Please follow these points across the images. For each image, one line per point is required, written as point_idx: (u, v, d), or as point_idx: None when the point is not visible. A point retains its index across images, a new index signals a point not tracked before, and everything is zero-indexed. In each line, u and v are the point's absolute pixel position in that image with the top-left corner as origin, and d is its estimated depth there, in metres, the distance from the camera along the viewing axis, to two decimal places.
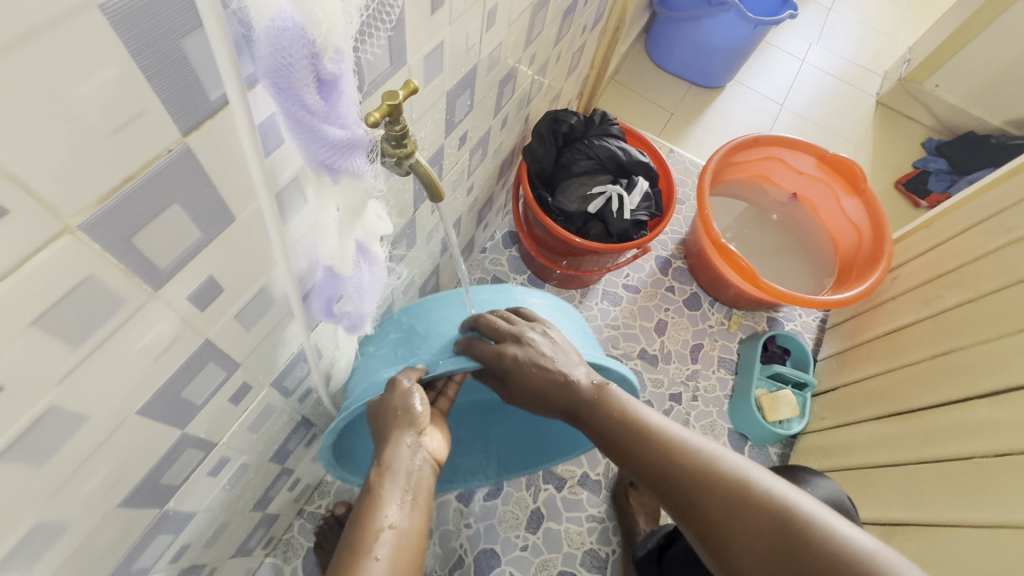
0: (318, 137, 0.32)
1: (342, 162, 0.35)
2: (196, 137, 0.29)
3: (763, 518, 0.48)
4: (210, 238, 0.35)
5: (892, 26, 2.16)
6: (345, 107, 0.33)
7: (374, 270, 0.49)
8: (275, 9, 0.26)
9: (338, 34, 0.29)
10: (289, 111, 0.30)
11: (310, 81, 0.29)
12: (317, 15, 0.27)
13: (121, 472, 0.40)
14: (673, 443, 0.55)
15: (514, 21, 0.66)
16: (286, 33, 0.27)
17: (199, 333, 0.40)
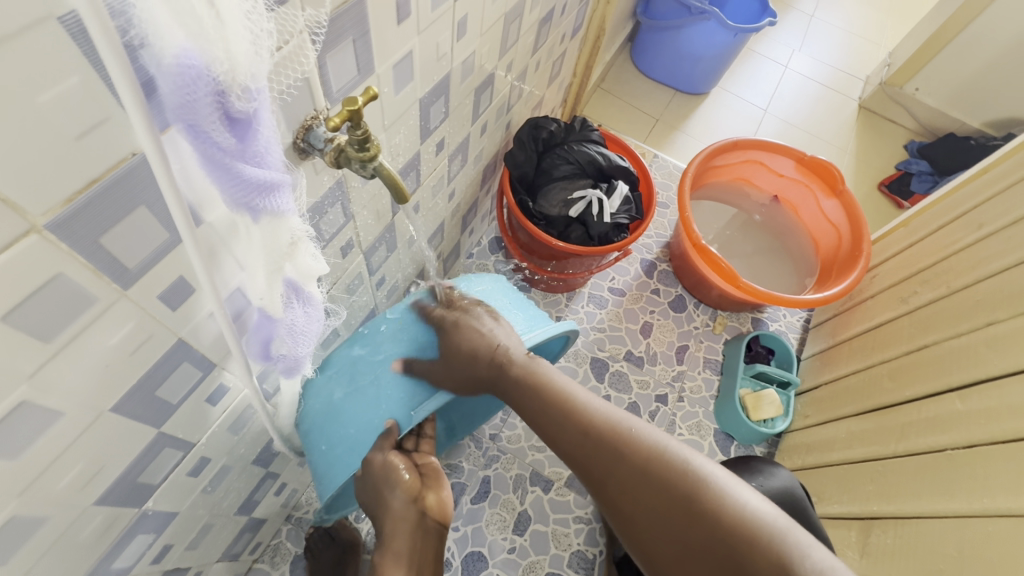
0: (232, 175, 0.32)
1: (259, 201, 0.34)
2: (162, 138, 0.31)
3: (671, 491, 0.51)
4: (179, 239, 0.37)
5: (872, 32, 2.20)
6: (262, 141, 0.33)
7: (311, 311, 0.49)
8: (178, 49, 0.25)
9: (247, 74, 0.28)
10: (200, 149, 0.30)
11: (217, 119, 0.29)
12: (219, 53, 0.26)
13: (97, 467, 0.42)
14: (591, 419, 0.58)
15: (487, 30, 0.69)
16: (188, 74, 0.26)
17: (172, 332, 0.41)
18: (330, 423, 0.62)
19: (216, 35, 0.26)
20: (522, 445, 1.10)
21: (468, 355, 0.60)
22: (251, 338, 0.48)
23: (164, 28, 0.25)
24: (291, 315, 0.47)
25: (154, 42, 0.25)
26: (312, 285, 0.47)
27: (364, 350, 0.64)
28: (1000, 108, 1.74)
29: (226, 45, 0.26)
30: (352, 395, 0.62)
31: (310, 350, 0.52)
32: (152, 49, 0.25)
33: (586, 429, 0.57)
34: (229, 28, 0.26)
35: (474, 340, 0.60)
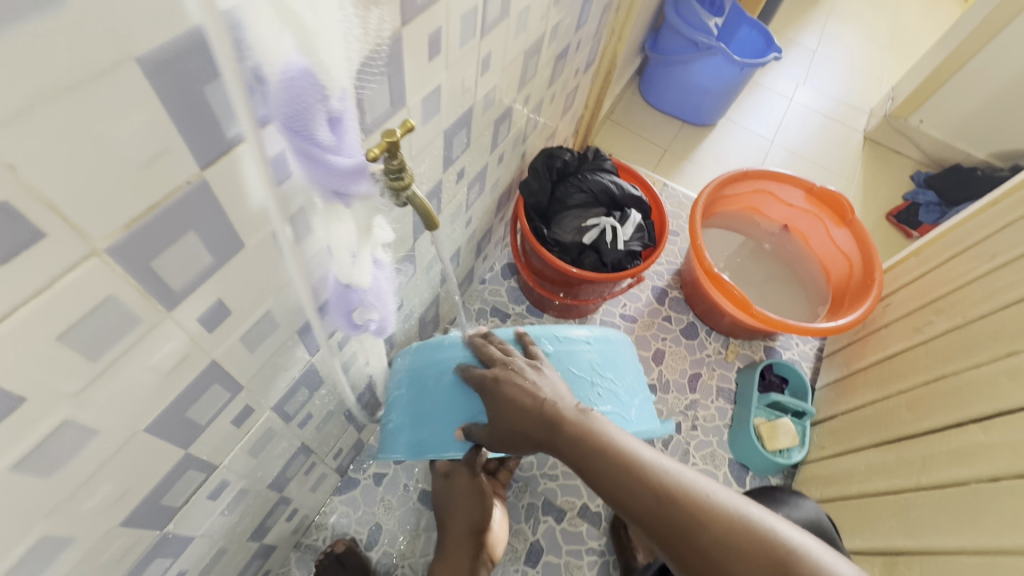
0: (324, 165, 0.35)
1: (350, 186, 0.38)
2: (223, 163, 0.33)
3: (759, 557, 0.52)
4: (220, 262, 0.38)
5: (875, 67, 2.26)
6: (348, 137, 0.36)
7: (384, 274, 0.50)
8: (286, 60, 0.29)
9: (341, 81, 0.32)
10: (300, 146, 0.33)
11: (323, 118, 0.32)
12: (325, 62, 0.30)
13: (126, 487, 0.42)
14: (665, 482, 0.57)
15: (508, 65, 0.72)
16: (296, 81, 0.30)
17: (205, 354, 0.42)
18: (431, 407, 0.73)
19: (321, 48, 0.29)
20: (534, 474, 1.09)
21: (517, 414, 0.63)
22: (335, 311, 0.49)
23: (274, 45, 0.28)
24: (376, 282, 0.49)
25: (265, 56, 0.29)
26: (383, 251, 0.50)
27: (476, 361, 0.72)
28: (1004, 140, 1.77)
29: (326, 56, 0.30)
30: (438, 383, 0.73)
31: (393, 305, 0.53)
32: (262, 62, 0.29)
33: (659, 493, 0.56)
34: (329, 41, 0.30)
35: (522, 396, 0.63)
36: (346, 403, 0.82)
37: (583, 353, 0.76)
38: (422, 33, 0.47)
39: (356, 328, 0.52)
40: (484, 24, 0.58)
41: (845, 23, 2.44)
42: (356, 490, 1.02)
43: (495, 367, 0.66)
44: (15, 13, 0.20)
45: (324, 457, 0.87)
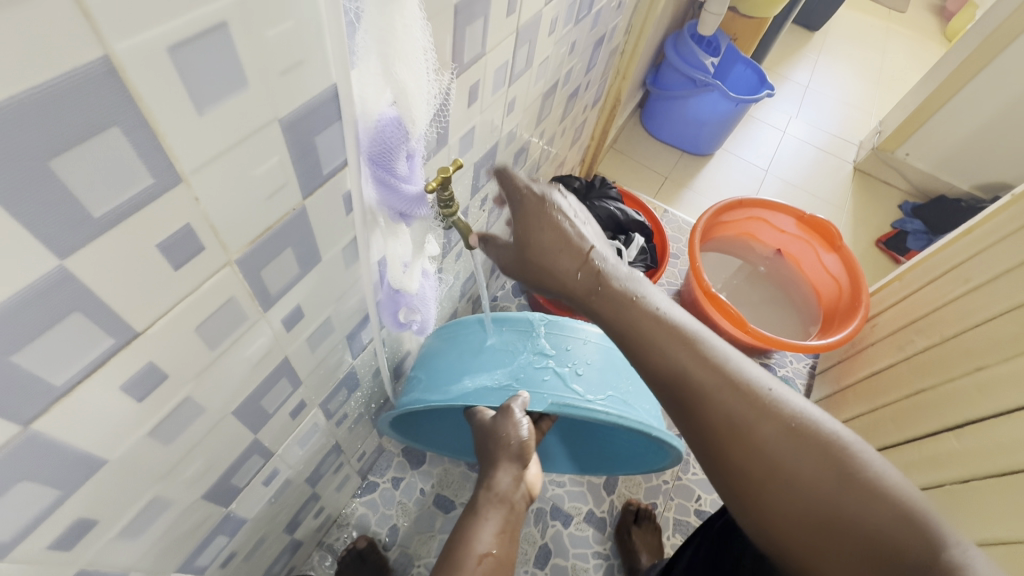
0: (396, 190, 0.46)
1: (413, 210, 0.48)
2: (319, 192, 0.42)
3: (821, 458, 0.46)
4: (304, 272, 0.46)
5: (864, 102, 2.39)
6: (417, 170, 0.47)
7: (428, 282, 0.62)
8: (380, 112, 0.41)
9: (420, 128, 0.43)
10: (382, 174, 0.45)
11: (402, 153, 0.44)
12: (412, 115, 0.41)
13: (211, 463, 0.49)
14: (730, 368, 0.50)
15: (528, 106, 0.81)
16: (386, 126, 0.42)
17: (281, 350, 0.50)
18: (466, 364, 0.77)
19: (411, 106, 0.40)
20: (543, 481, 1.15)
21: (561, 255, 0.55)
22: (385, 311, 0.62)
23: (373, 103, 0.40)
24: (422, 289, 0.61)
25: (365, 110, 0.41)
26: (429, 264, 0.62)
27: (506, 331, 0.78)
28: (985, 173, 1.88)
29: (413, 111, 0.41)
30: (476, 358, 0.77)
31: (432, 308, 0.65)
32: (362, 113, 0.41)
33: (720, 376, 0.49)
34: (418, 103, 0.41)
35: (561, 241, 0.55)
36: (374, 406, 0.89)
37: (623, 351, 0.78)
38: (465, 86, 0.57)
39: (400, 325, 0.65)
40: (512, 74, 0.68)
41: (835, 61, 2.59)
42: (375, 492, 1.08)
43: (534, 190, 0.55)
44: (218, 94, 0.29)
45: (351, 457, 0.94)
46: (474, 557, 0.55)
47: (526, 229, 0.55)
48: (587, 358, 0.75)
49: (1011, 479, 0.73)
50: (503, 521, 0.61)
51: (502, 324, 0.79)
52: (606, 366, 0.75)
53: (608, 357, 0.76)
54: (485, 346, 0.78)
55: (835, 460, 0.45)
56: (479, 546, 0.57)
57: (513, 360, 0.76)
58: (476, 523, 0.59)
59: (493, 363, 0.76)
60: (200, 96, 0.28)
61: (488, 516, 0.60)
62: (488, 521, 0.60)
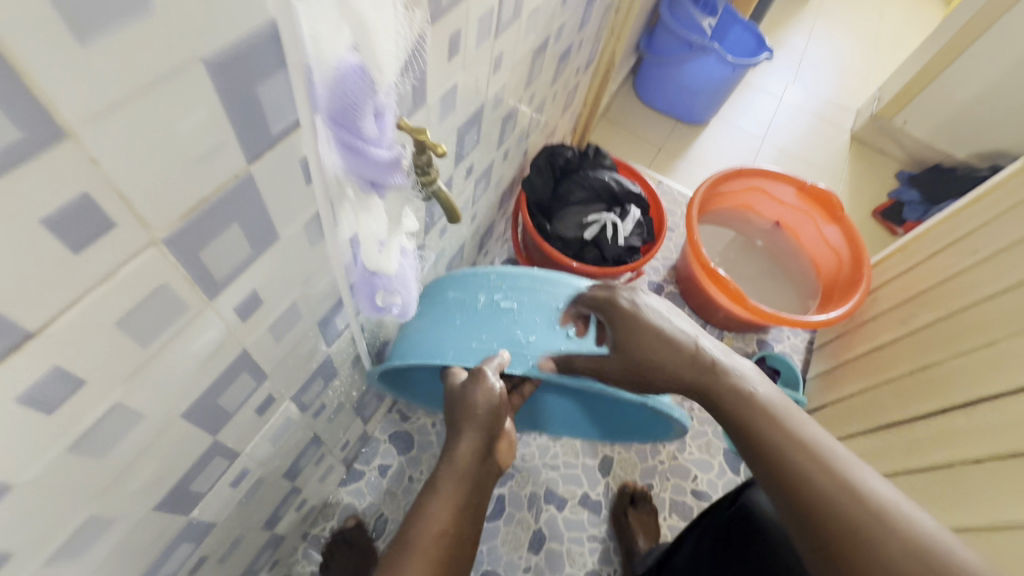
0: (363, 156, 0.38)
1: (384, 178, 0.40)
2: (272, 156, 0.35)
3: (897, 538, 0.47)
4: (257, 252, 0.40)
5: (862, 68, 2.31)
6: (389, 130, 0.39)
7: (409, 263, 0.54)
8: (340, 58, 0.32)
9: (389, 79, 0.34)
10: (345, 137, 0.36)
11: (369, 111, 0.35)
12: (378, 61, 0.32)
13: (162, 474, 0.44)
14: (815, 444, 0.54)
15: (517, 65, 0.73)
16: (346, 75, 0.33)
17: (238, 342, 0.44)
18: (450, 323, 0.72)
19: (375, 47, 0.31)
20: (535, 464, 1.12)
21: (661, 353, 0.61)
22: (359, 294, 0.54)
23: (328, 44, 0.31)
24: (402, 270, 0.53)
25: (323, 55, 0.31)
26: (406, 241, 0.53)
27: (496, 291, 0.74)
28: (985, 140, 1.83)
29: (378, 56, 0.32)
30: (461, 318, 0.72)
31: (415, 293, 0.57)
32: (317, 59, 0.32)
33: (802, 447, 0.54)
34: (383, 41, 0.31)
35: (661, 341, 0.61)
36: (355, 393, 0.83)
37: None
38: (444, 34, 0.49)
39: (377, 309, 0.57)
40: (499, 25, 0.60)
41: (833, 26, 2.50)
42: (362, 480, 1.04)
43: (623, 302, 0.64)
44: (106, 16, 0.21)
45: (333, 448, 0.89)
46: (427, 536, 0.53)
47: (621, 335, 0.63)
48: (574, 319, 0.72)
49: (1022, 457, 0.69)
50: (465, 495, 0.57)
51: (488, 282, 0.75)
52: (594, 329, 0.73)
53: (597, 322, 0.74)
54: (469, 304, 0.74)
55: (914, 547, 0.46)
56: (434, 523, 0.54)
57: (501, 323, 0.72)
58: (430, 497, 0.56)
59: (478, 323, 0.72)
60: (78, 19, 0.21)
61: (446, 488, 0.57)
62: (448, 495, 0.56)
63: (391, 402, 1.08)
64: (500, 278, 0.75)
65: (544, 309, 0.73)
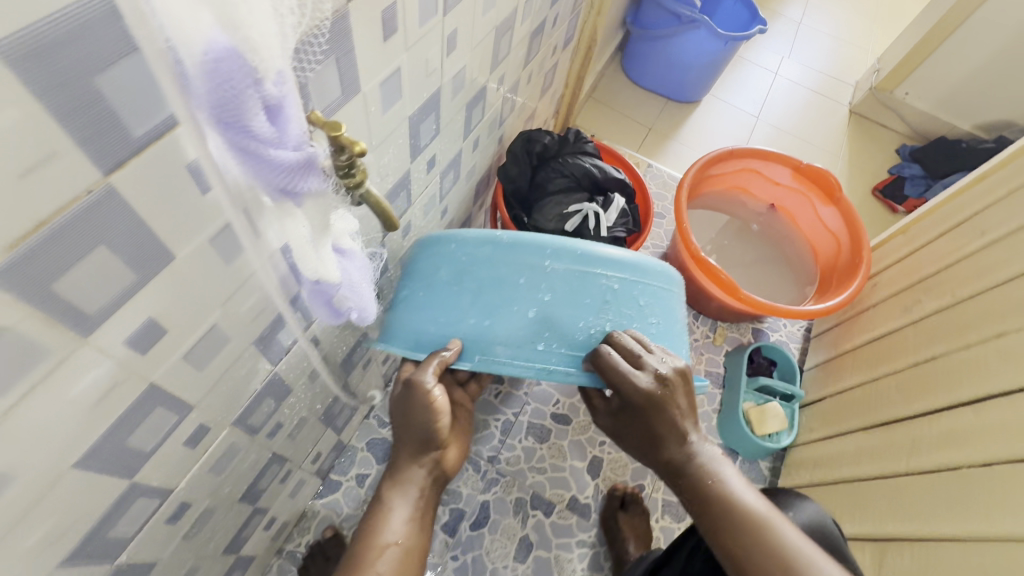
0: (264, 162, 0.31)
1: (299, 185, 0.33)
2: (143, 161, 0.29)
3: None
4: (146, 277, 0.34)
5: (860, 38, 2.21)
6: (295, 126, 0.32)
7: (359, 265, 0.47)
8: (206, 39, 0.25)
9: (277, 59, 0.27)
10: (236, 141, 0.29)
11: (257, 107, 0.28)
12: (253, 41, 0.25)
13: (62, 526, 0.39)
14: (766, 529, 0.56)
15: (477, 44, 0.66)
16: (221, 63, 0.26)
17: (141, 377, 0.38)
18: (413, 300, 0.63)
19: (247, 22, 0.25)
20: (521, 467, 1.07)
21: (653, 430, 0.58)
22: (314, 305, 0.46)
23: (189, 21, 0.24)
24: (346, 274, 0.45)
25: (181, 38, 0.24)
26: (351, 240, 0.45)
27: (456, 259, 0.61)
28: (989, 111, 1.75)
29: (256, 34, 0.25)
30: (422, 294, 0.63)
31: (373, 294, 0.50)
32: (176, 45, 0.25)
33: (753, 531, 0.56)
34: (257, 13, 0.25)
35: (666, 423, 0.58)
36: (320, 407, 0.78)
37: (599, 281, 0.58)
38: (373, 9, 0.42)
39: (335, 316, 0.49)
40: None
41: None
42: (340, 491, 0.99)
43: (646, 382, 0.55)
44: None
45: (300, 464, 0.84)
46: (374, 550, 0.53)
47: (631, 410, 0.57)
48: (542, 294, 0.58)
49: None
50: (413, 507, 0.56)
51: (449, 251, 0.62)
52: (570, 304, 0.58)
53: (573, 291, 0.58)
54: (430, 281, 0.62)
55: None
56: (383, 536, 0.54)
57: (457, 302, 0.60)
58: (383, 511, 0.55)
59: (433, 301, 0.61)
60: None
61: (393, 505, 0.56)
62: (394, 510, 0.55)
63: (367, 409, 1.03)
64: (460, 246, 0.61)
65: (506, 283, 0.58)
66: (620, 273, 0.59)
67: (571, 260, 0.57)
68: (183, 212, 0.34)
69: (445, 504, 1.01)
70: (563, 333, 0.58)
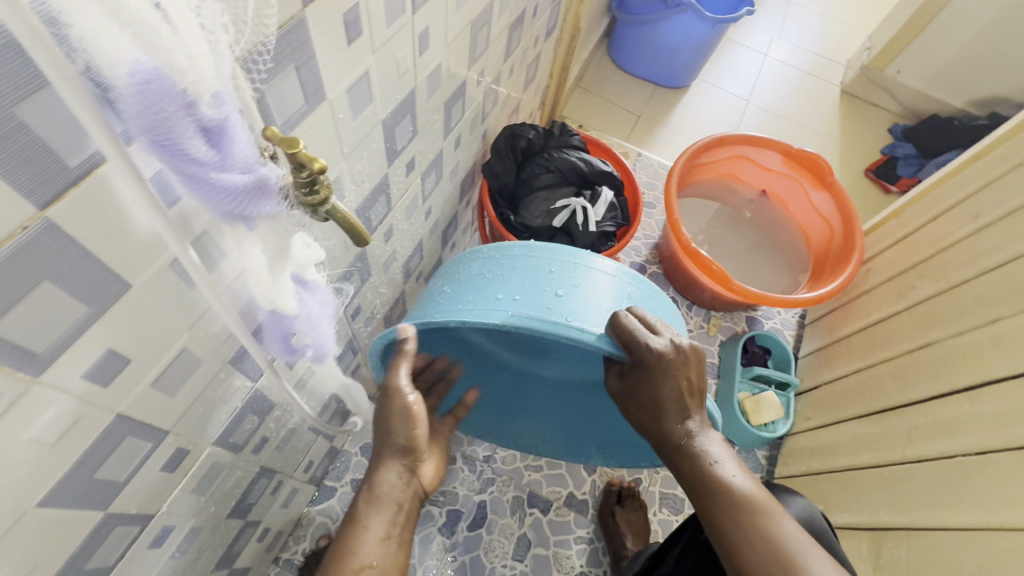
0: (209, 186, 0.30)
1: (250, 209, 0.33)
2: (80, 191, 0.27)
3: None
4: (99, 310, 0.32)
5: (851, 15, 2.18)
6: (242, 149, 0.31)
7: (320, 299, 0.46)
8: (132, 62, 0.24)
9: (213, 79, 0.26)
10: (175, 166, 0.28)
11: (193, 132, 0.27)
12: (180, 62, 0.24)
13: (32, 563, 0.38)
14: (768, 519, 0.55)
15: (452, 41, 0.64)
16: (149, 86, 0.25)
17: (106, 410, 0.37)
18: (437, 295, 0.64)
19: (170, 44, 0.24)
20: (517, 466, 1.06)
21: (661, 405, 0.56)
22: (270, 338, 0.45)
23: (109, 42, 0.23)
24: (305, 306, 0.45)
25: (102, 61, 0.23)
26: (314, 272, 0.45)
27: (489, 260, 0.64)
28: (982, 87, 1.72)
29: (185, 55, 0.24)
30: (448, 289, 0.63)
31: (332, 332, 0.50)
32: (100, 67, 0.24)
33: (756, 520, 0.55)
34: (185, 35, 0.24)
35: (672, 398, 0.56)
36: (310, 417, 0.77)
37: (621, 286, 0.61)
38: (333, 12, 0.40)
39: (291, 351, 0.48)
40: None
41: None
42: (335, 496, 0.99)
43: (663, 347, 0.53)
44: None
45: (292, 473, 0.83)
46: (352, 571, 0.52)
47: (642, 381, 0.55)
48: (568, 282, 0.59)
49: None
50: (389, 521, 0.55)
51: (483, 254, 0.65)
52: (596, 292, 0.59)
53: (597, 287, 0.60)
54: (459, 280, 0.64)
55: None
56: (358, 558, 0.53)
57: (482, 287, 0.60)
58: (362, 526, 0.54)
59: (456, 293, 0.61)
60: None
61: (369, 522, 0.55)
62: (371, 529, 0.54)
63: None
64: (497, 250, 0.64)
65: (536, 271, 0.60)
66: (639, 287, 0.63)
67: (602, 264, 0.61)
68: (134, 241, 0.32)
69: (441, 506, 1.01)
70: (582, 311, 0.56)
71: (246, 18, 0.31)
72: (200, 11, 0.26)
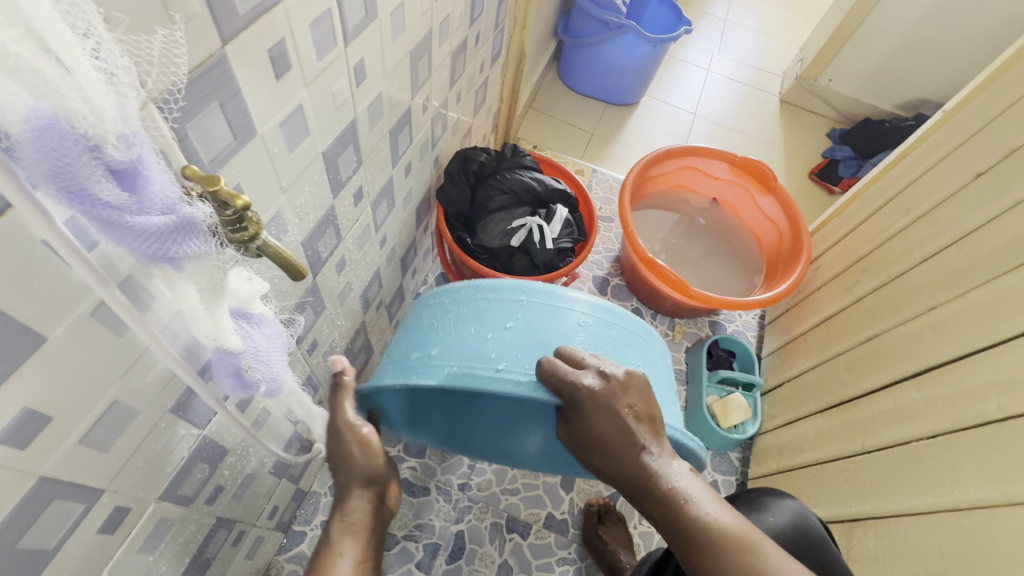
0: (127, 231, 0.29)
1: (176, 250, 0.31)
2: None
3: None
4: (12, 365, 0.30)
5: (783, 30, 2.31)
6: (159, 188, 0.30)
7: (268, 332, 0.45)
8: (26, 107, 0.23)
9: (117, 120, 0.25)
10: (87, 212, 0.27)
11: (99, 175, 0.26)
12: (74, 105, 0.23)
13: None
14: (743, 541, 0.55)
15: (391, 70, 0.64)
16: (46, 131, 0.24)
17: (26, 473, 0.35)
18: (400, 346, 0.70)
19: (65, 89, 0.23)
20: (494, 491, 1.05)
21: (608, 442, 0.57)
22: (219, 375, 0.44)
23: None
24: (251, 341, 0.43)
25: None
26: (259, 304, 0.44)
27: (439, 306, 0.69)
28: (906, 91, 1.84)
29: (82, 97, 0.24)
30: (408, 339, 0.70)
31: (286, 364, 0.48)
32: None
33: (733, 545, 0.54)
34: (82, 77, 0.23)
35: (616, 431, 0.56)
36: (271, 459, 0.74)
37: (570, 313, 0.65)
38: (257, 47, 0.39)
39: (244, 387, 0.46)
40: (347, 29, 0.50)
41: None
42: (304, 541, 0.94)
43: (587, 383, 0.56)
44: None
45: (255, 521, 0.79)
46: None
47: (585, 421, 0.57)
48: (509, 321, 0.64)
49: (999, 426, 0.64)
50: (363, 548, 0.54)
51: (437, 301, 0.71)
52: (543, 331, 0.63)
53: (539, 321, 0.64)
54: (417, 329, 0.70)
55: None
56: None
57: (433, 338, 0.66)
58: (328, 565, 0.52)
59: (414, 344, 0.67)
60: None
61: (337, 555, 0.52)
62: (344, 555, 0.53)
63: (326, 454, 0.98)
64: (444, 296, 0.70)
65: (480, 314, 0.65)
66: (591, 309, 0.66)
67: (542, 295, 0.65)
68: (49, 289, 0.31)
69: (417, 540, 0.97)
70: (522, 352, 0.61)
71: (150, 58, 0.31)
72: (99, 53, 0.25)
